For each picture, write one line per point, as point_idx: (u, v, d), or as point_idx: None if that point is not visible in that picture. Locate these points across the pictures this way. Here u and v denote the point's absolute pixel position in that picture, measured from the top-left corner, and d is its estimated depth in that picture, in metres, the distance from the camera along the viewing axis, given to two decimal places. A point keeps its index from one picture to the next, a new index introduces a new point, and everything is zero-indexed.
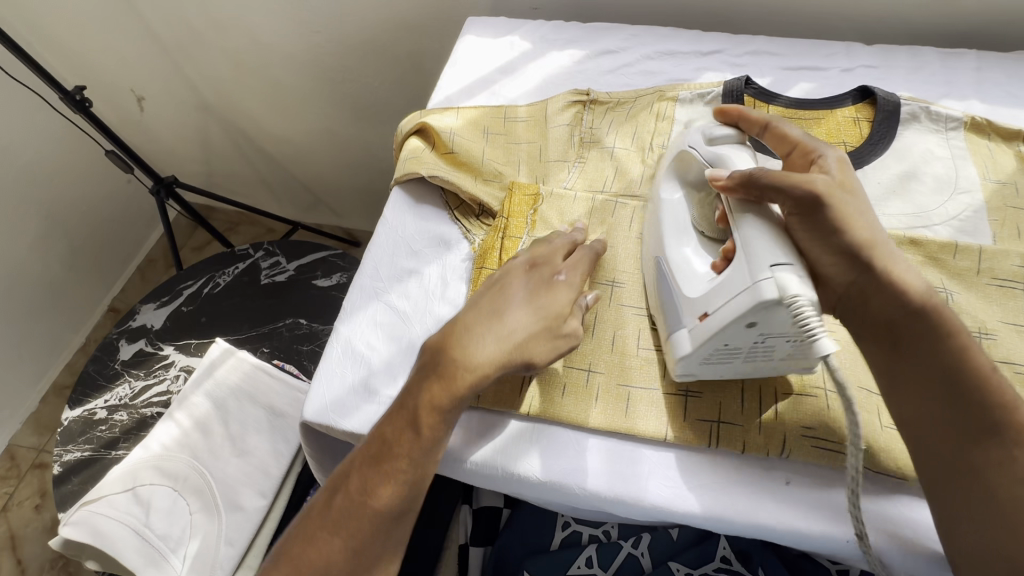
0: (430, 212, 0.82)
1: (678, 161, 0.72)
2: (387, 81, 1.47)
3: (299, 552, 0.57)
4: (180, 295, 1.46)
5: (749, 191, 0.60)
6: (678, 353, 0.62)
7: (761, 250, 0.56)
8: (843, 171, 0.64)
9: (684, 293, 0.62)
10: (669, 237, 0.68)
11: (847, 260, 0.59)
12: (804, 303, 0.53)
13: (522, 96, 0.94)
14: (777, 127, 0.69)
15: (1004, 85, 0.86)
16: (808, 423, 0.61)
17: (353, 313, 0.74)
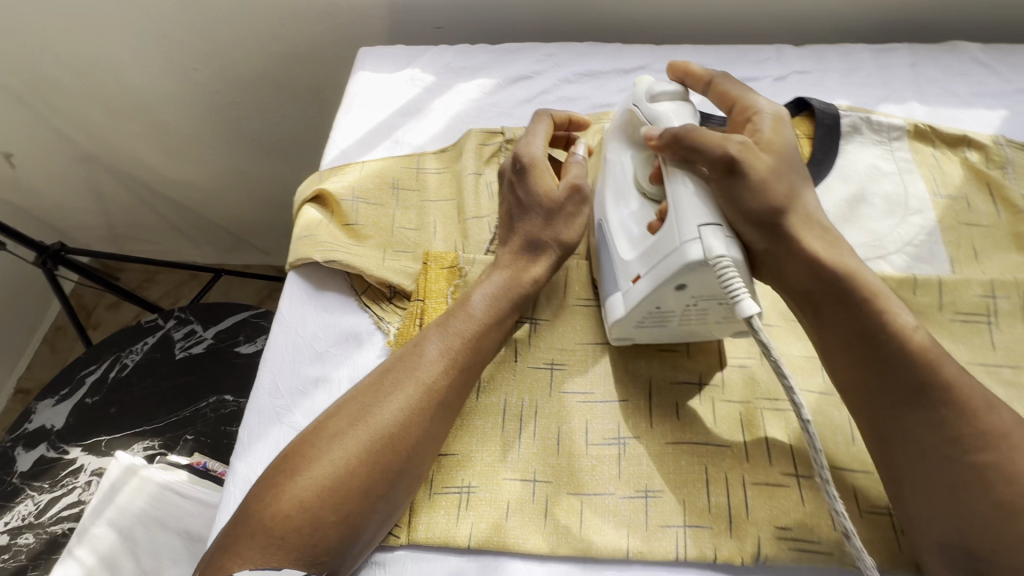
0: (334, 299, 0.70)
1: (623, 121, 0.67)
2: (287, 114, 1.30)
3: (340, 423, 0.55)
4: (83, 384, 1.29)
5: (676, 148, 0.56)
6: (613, 317, 0.59)
7: (689, 206, 0.53)
8: (777, 130, 0.59)
9: (619, 256, 0.59)
10: (609, 195, 0.64)
11: (766, 225, 0.54)
12: (728, 264, 0.49)
13: (428, 141, 0.82)
14: (718, 83, 0.65)
15: (941, 82, 0.80)
16: (783, 522, 0.54)
17: (252, 443, 0.62)
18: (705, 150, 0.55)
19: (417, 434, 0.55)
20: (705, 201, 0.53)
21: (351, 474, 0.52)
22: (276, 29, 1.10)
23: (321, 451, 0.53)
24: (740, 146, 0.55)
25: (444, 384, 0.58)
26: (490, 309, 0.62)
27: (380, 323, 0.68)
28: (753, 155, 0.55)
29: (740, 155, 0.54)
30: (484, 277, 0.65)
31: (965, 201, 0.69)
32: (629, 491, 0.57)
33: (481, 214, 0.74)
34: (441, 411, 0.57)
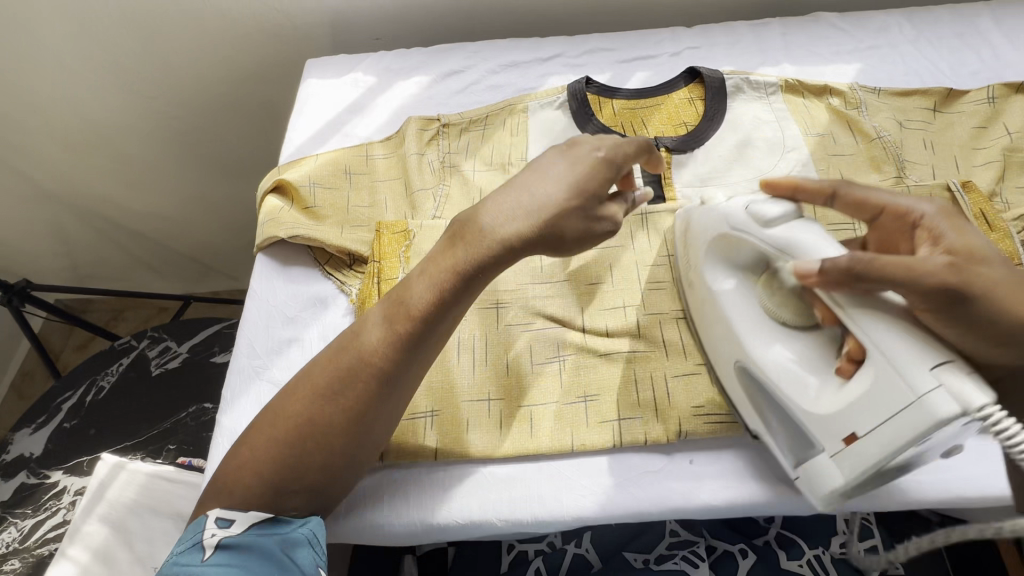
0: (300, 272, 0.78)
1: (724, 242, 0.59)
2: (244, 136, 1.37)
3: (295, 406, 0.56)
4: (61, 410, 1.31)
5: (858, 286, 0.47)
6: (825, 486, 0.53)
7: (907, 354, 0.46)
8: (960, 231, 0.51)
9: (812, 413, 0.53)
10: (749, 338, 0.58)
11: (1010, 341, 0.49)
12: (997, 411, 0.43)
13: (375, 133, 0.92)
14: (855, 193, 0.54)
15: (807, 46, 0.95)
16: (699, 402, 0.64)
17: (235, 400, 0.69)
18: (907, 283, 0.47)
19: (364, 418, 0.56)
20: (925, 340, 0.46)
21: (305, 454, 0.55)
22: (229, 53, 1.19)
23: (276, 428, 0.56)
24: (949, 265, 0.48)
25: (390, 372, 0.56)
26: (436, 294, 0.55)
27: (343, 287, 0.76)
28: (960, 271, 0.48)
29: (953, 276, 0.47)
30: (437, 252, 0.57)
31: (832, 136, 0.83)
32: (571, 396, 0.65)
33: (426, 188, 0.83)
34: (389, 398, 0.57)
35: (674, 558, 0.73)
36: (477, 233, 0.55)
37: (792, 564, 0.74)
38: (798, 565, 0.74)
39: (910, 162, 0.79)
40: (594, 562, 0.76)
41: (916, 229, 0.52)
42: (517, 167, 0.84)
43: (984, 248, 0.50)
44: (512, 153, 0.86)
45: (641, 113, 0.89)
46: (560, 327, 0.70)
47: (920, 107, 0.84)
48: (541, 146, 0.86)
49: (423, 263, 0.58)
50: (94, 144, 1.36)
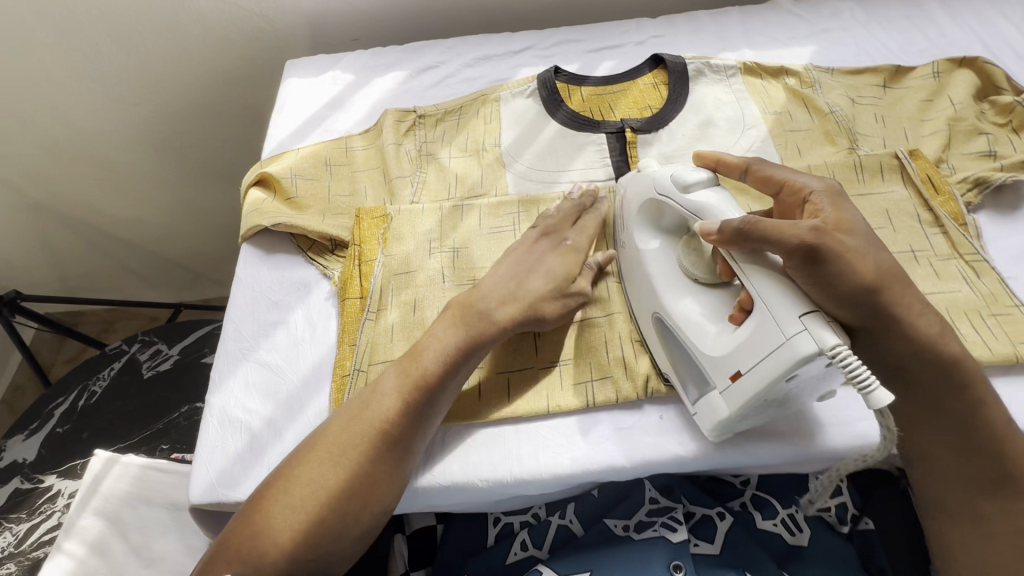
0: (284, 259, 0.81)
1: (650, 207, 0.67)
2: (228, 139, 1.40)
3: (310, 470, 0.59)
4: (53, 416, 1.32)
5: (743, 240, 0.55)
6: (713, 418, 0.59)
7: (781, 301, 0.53)
8: (840, 209, 0.59)
9: (706, 354, 0.59)
10: (664, 291, 0.64)
11: (851, 302, 0.56)
12: (846, 351, 0.49)
13: (354, 126, 0.96)
14: (760, 170, 0.64)
15: (765, 31, 0.99)
16: (665, 361, 0.67)
17: (223, 381, 0.71)
18: (781, 240, 0.54)
19: (382, 480, 0.60)
20: (793, 292, 0.53)
21: (321, 518, 0.58)
22: (210, 57, 1.23)
23: (292, 492, 0.58)
24: (813, 232, 0.55)
25: (406, 437, 0.61)
26: (444, 363, 0.64)
27: (326, 271, 0.79)
28: (831, 238, 0.55)
29: (816, 239, 0.54)
30: (443, 328, 0.66)
31: (788, 113, 0.87)
32: (546, 362, 0.69)
33: (404, 175, 0.86)
34: (405, 459, 0.61)
35: (654, 525, 0.71)
36: (478, 315, 0.66)
37: (767, 523, 0.74)
38: (773, 524, 0.74)
39: (861, 135, 0.84)
40: (578, 533, 0.75)
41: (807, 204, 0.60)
42: (490, 153, 0.88)
43: (858, 227, 0.58)
44: (485, 140, 0.89)
45: (608, 99, 0.93)
46: None
47: (871, 84, 0.89)
48: (514, 133, 0.90)
49: (428, 337, 0.66)
50: (81, 153, 1.38)
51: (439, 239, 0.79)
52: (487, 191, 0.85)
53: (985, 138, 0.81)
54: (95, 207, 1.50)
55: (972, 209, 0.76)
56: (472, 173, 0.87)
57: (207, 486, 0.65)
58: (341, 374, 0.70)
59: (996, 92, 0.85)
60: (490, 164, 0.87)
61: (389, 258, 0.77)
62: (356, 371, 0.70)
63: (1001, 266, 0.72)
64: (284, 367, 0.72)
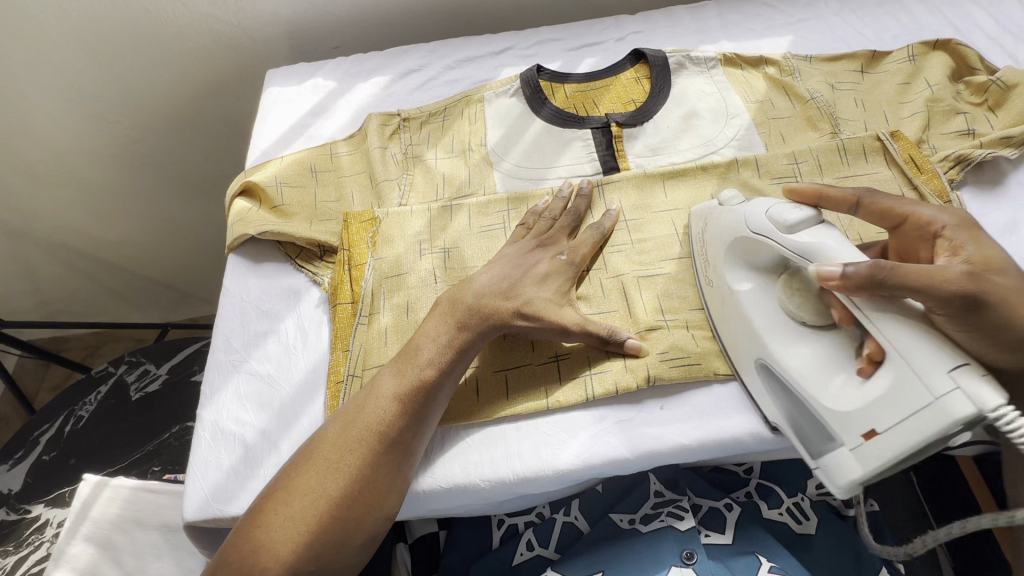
0: (272, 268, 0.79)
1: (745, 246, 0.63)
2: (209, 153, 1.39)
3: (312, 476, 0.58)
4: (38, 443, 1.28)
5: (878, 289, 0.50)
6: (841, 480, 0.54)
7: (927, 354, 0.48)
8: (978, 247, 0.55)
9: (830, 410, 0.54)
10: (770, 337, 0.61)
11: (1012, 348, 0.52)
12: (1013, 413, 0.44)
13: (338, 132, 0.95)
14: (873, 202, 0.60)
15: (742, 23, 1.01)
16: (662, 349, 0.67)
17: (215, 394, 0.70)
18: (928, 289, 0.49)
19: (386, 483, 0.59)
20: (943, 343, 0.48)
21: (325, 526, 0.56)
22: (188, 71, 1.22)
23: (294, 502, 0.57)
24: (965, 275, 0.50)
25: (406, 437, 0.60)
26: (438, 362, 0.62)
27: (315, 277, 0.77)
28: (984, 281, 0.51)
29: (971, 284, 0.50)
30: (436, 324, 0.65)
31: (770, 102, 0.88)
32: (543, 357, 0.68)
33: (390, 178, 0.86)
34: (407, 459, 0.60)
35: (659, 515, 0.70)
36: (472, 304, 0.66)
37: (773, 512, 0.73)
38: (779, 514, 0.73)
39: (843, 120, 0.85)
40: (583, 529, 0.74)
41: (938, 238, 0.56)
42: (476, 152, 0.88)
43: (1003, 265, 0.54)
44: (471, 140, 0.89)
45: (592, 95, 0.93)
46: None
47: (849, 70, 0.90)
48: (500, 132, 0.90)
49: (432, 329, 0.65)
50: (59, 175, 1.35)
51: (429, 239, 0.78)
52: (475, 190, 0.85)
53: (963, 117, 0.82)
54: (75, 228, 1.47)
55: (954, 186, 0.77)
56: (460, 173, 0.86)
57: (202, 501, 0.63)
58: (336, 380, 0.69)
59: (971, 72, 0.86)
60: (477, 164, 0.87)
61: (379, 261, 0.76)
62: (349, 376, 0.69)
63: None
64: (277, 377, 0.70)
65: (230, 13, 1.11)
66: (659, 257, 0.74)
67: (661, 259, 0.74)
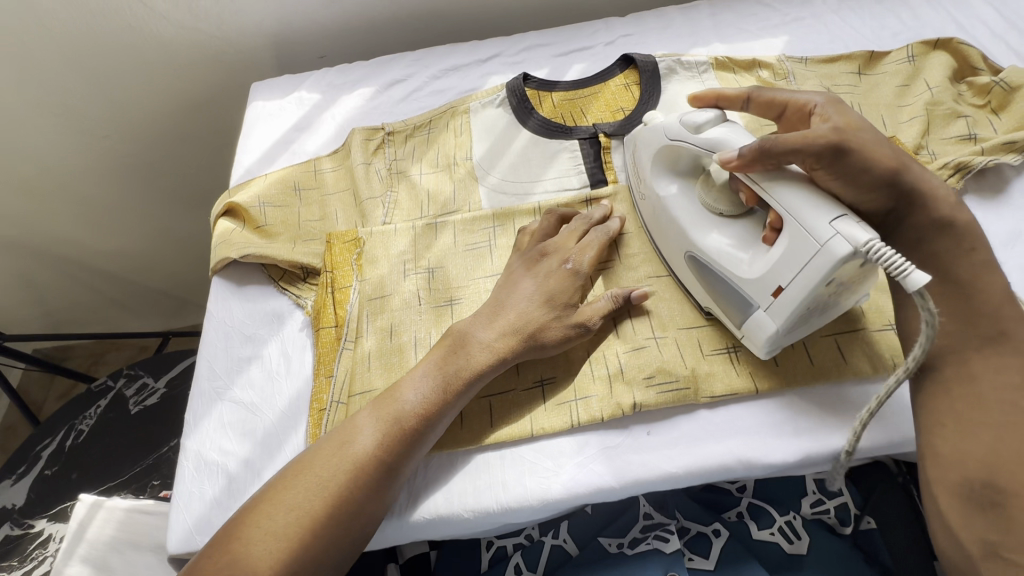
0: (256, 291, 0.78)
1: (665, 155, 0.68)
2: (201, 162, 1.38)
3: (301, 489, 0.56)
4: (40, 458, 1.29)
5: (767, 159, 0.57)
6: (763, 335, 0.60)
7: (809, 209, 0.54)
8: (845, 113, 0.61)
9: (743, 278, 0.60)
10: (690, 226, 0.65)
11: (875, 190, 0.59)
12: (880, 244, 0.50)
13: (321, 147, 0.93)
14: (761, 96, 0.66)
15: (735, 23, 0.98)
16: (649, 374, 0.64)
17: (198, 423, 0.69)
18: (803, 150, 0.56)
19: (371, 508, 0.58)
20: (822, 199, 0.54)
21: (306, 541, 0.54)
22: (176, 83, 1.20)
23: (278, 512, 0.55)
24: (831, 131, 0.58)
25: (398, 463, 0.59)
26: (440, 391, 0.62)
27: (299, 300, 0.76)
28: (848, 136, 0.58)
29: (838, 137, 0.57)
30: (441, 353, 0.65)
31: None
32: (528, 383, 0.66)
33: (373, 196, 0.84)
34: (392, 484, 0.60)
35: (647, 539, 0.70)
36: (471, 329, 0.65)
37: (764, 533, 0.72)
38: (770, 534, 0.72)
39: None
40: (572, 553, 0.73)
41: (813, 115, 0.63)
42: (462, 166, 0.86)
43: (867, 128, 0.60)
44: (456, 154, 0.87)
45: (580, 103, 0.91)
46: None
47: (845, 71, 0.87)
48: (485, 145, 0.88)
49: (439, 355, 0.65)
50: (50, 188, 1.34)
51: (414, 259, 0.77)
52: (461, 206, 0.83)
53: (964, 121, 0.79)
54: (69, 241, 1.46)
55: (955, 194, 0.74)
56: (445, 189, 0.84)
57: (186, 534, 0.63)
58: (318, 409, 0.68)
59: (973, 72, 0.83)
60: (462, 179, 0.85)
61: (363, 283, 0.75)
62: (333, 404, 0.68)
63: None
64: (260, 404, 0.70)
65: (212, 26, 1.09)
66: (646, 274, 0.72)
67: (649, 275, 0.72)
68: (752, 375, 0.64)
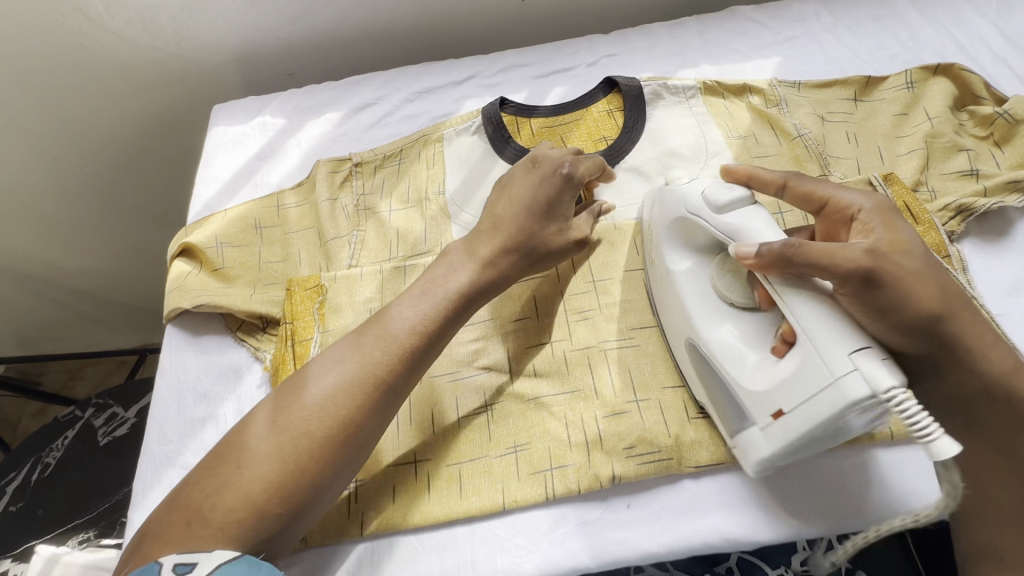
0: (212, 343, 0.73)
1: (680, 227, 0.63)
2: (168, 180, 1.32)
3: (279, 413, 0.54)
4: (5, 494, 1.21)
5: (786, 267, 0.50)
6: (755, 457, 0.54)
7: (829, 335, 0.47)
8: (893, 228, 0.53)
9: (747, 389, 0.54)
10: (697, 316, 0.59)
11: (913, 333, 0.50)
12: (904, 396, 0.44)
13: (285, 179, 0.88)
14: (798, 185, 0.58)
15: (725, 42, 0.92)
16: (630, 443, 0.60)
17: (146, 493, 0.64)
18: (833, 266, 0.48)
19: (316, 475, 0.52)
20: (845, 324, 0.48)
21: (291, 460, 0.51)
22: (134, 99, 1.13)
23: (256, 438, 0.52)
24: (867, 253, 0.49)
25: (388, 379, 0.56)
26: (427, 315, 0.60)
27: (258, 353, 0.71)
28: (889, 261, 0.50)
29: (874, 263, 0.48)
30: (421, 287, 0.62)
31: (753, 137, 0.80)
32: (500, 449, 0.62)
33: (339, 235, 0.79)
34: (345, 454, 0.54)
35: None
36: (438, 278, 0.63)
37: None
38: None
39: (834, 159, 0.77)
40: None
41: (854, 221, 0.54)
42: (434, 202, 0.81)
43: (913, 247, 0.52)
44: (428, 188, 0.82)
45: (560, 131, 0.86)
46: (491, 374, 0.67)
47: (840, 98, 0.82)
48: (459, 177, 0.83)
49: (408, 295, 0.62)
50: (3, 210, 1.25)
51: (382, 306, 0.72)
52: (433, 246, 0.77)
53: (967, 155, 0.74)
54: (28, 262, 1.37)
55: (955, 238, 0.69)
56: (416, 227, 0.79)
57: None
58: None
59: (975, 101, 0.78)
60: (434, 216, 0.80)
61: (326, 335, 0.70)
62: None
63: (990, 302, 0.66)
64: None
65: (170, 43, 1.02)
66: (627, 325, 0.68)
67: (631, 327, 0.67)
68: None
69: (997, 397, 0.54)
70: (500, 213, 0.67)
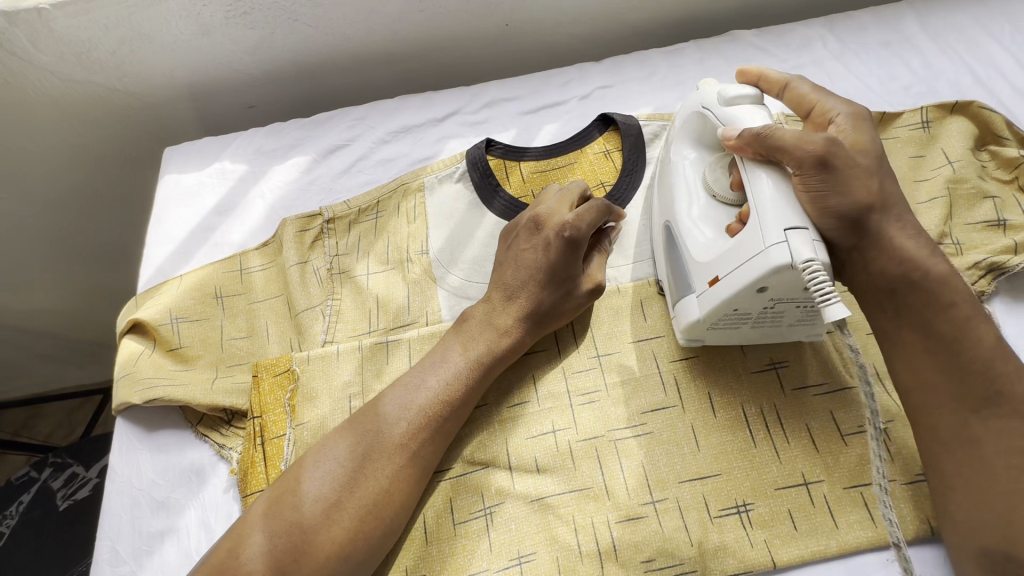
0: (170, 439, 0.65)
1: (691, 121, 0.64)
2: (102, 226, 1.13)
3: (306, 487, 0.53)
4: None
5: (758, 148, 0.52)
6: (686, 318, 0.58)
7: (772, 207, 0.49)
8: (861, 131, 0.56)
9: (694, 258, 0.57)
10: (682, 201, 0.62)
11: (845, 226, 0.51)
12: (819, 267, 0.46)
13: (249, 236, 0.78)
14: (797, 87, 0.61)
15: (728, 71, 0.85)
16: (647, 554, 0.55)
17: None
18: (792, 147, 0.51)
19: (357, 549, 0.52)
20: (790, 199, 0.50)
21: (330, 539, 0.51)
22: (72, 134, 0.99)
23: (290, 513, 0.52)
24: (828, 140, 0.51)
25: (419, 450, 0.56)
26: (446, 391, 0.58)
27: (223, 451, 0.63)
28: (845, 153, 0.52)
29: (831, 148, 0.51)
30: (437, 357, 0.60)
31: None
32: (502, 561, 0.55)
33: (312, 303, 0.71)
34: (377, 526, 0.53)
35: None
36: (438, 354, 0.61)
37: None
38: None
39: None
40: None
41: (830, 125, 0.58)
42: (417, 262, 0.73)
43: (874, 151, 0.55)
44: (409, 246, 0.74)
45: (553, 176, 0.78)
46: (488, 469, 0.59)
47: None
48: (444, 232, 0.74)
49: (430, 359, 0.60)
50: None
51: (362, 391, 0.64)
52: (416, 315, 0.70)
53: (992, 203, 0.69)
54: None
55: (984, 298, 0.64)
56: (398, 293, 0.71)
57: None
58: None
59: (996, 141, 0.73)
60: (417, 280, 0.72)
61: (299, 429, 0.62)
62: None
63: None
64: None
65: (112, 78, 0.91)
66: (637, 409, 0.61)
67: (642, 409, 0.61)
68: (767, 548, 0.54)
69: (917, 283, 0.52)
70: (510, 282, 0.63)
